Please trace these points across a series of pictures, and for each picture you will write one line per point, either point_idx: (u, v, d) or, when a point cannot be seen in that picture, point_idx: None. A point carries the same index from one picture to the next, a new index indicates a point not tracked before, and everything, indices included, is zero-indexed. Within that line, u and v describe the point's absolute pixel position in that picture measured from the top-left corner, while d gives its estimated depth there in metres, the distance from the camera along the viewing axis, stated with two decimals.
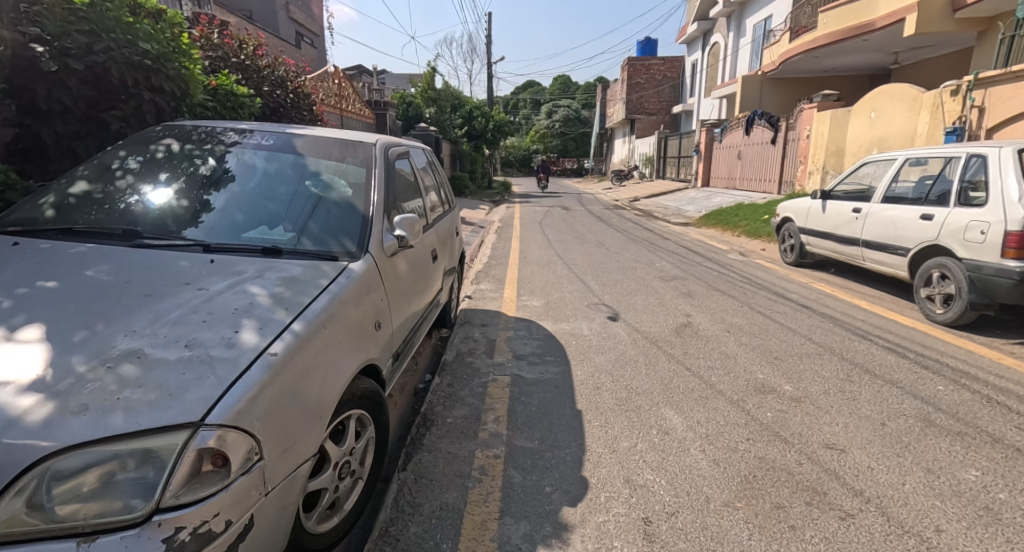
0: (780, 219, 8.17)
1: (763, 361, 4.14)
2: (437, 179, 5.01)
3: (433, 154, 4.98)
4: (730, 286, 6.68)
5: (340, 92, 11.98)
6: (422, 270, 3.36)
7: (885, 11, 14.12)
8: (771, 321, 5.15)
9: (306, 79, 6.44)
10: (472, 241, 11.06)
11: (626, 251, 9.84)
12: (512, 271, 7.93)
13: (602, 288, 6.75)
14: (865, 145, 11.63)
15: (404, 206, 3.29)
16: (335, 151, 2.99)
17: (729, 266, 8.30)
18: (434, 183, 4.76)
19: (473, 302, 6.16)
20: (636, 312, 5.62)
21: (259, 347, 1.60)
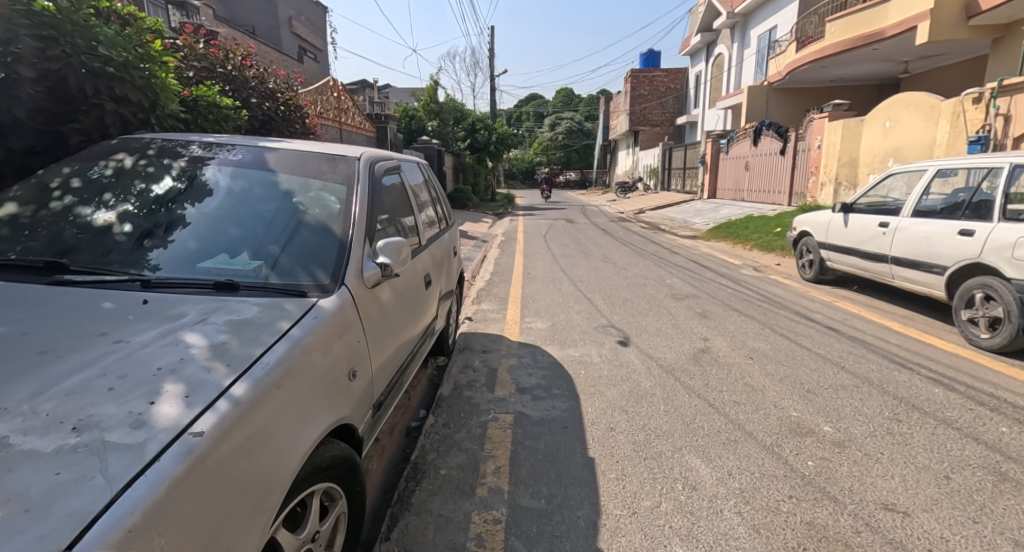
0: (797, 233, 7.78)
1: (794, 395, 3.73)
2: (434, 195, 4.69)
3: (428, 167, 4.66)
4: (748, 306, 6.28)
5: (339, 105, 11.74)
6: (413, 299, 2.99)
7: (896, 19, 13.82)
8: (797, 346, 4.76)
9: (298, 91, 6.12)
10: (474, 256, 10.72)
11: (634, 266, 9.46)
12: (515, 289, 7.55)
13: (612, 308, 6.36)
14: (880, 156, 11.26)
15: (393, 226, 2.93)
16: (313, 166, 2.64)
17: (744, 282, 7.90)
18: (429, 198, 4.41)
19: (473, 324, 5.78)
20: (649, 336, 5.23)
21: (180, 422, 1.22)
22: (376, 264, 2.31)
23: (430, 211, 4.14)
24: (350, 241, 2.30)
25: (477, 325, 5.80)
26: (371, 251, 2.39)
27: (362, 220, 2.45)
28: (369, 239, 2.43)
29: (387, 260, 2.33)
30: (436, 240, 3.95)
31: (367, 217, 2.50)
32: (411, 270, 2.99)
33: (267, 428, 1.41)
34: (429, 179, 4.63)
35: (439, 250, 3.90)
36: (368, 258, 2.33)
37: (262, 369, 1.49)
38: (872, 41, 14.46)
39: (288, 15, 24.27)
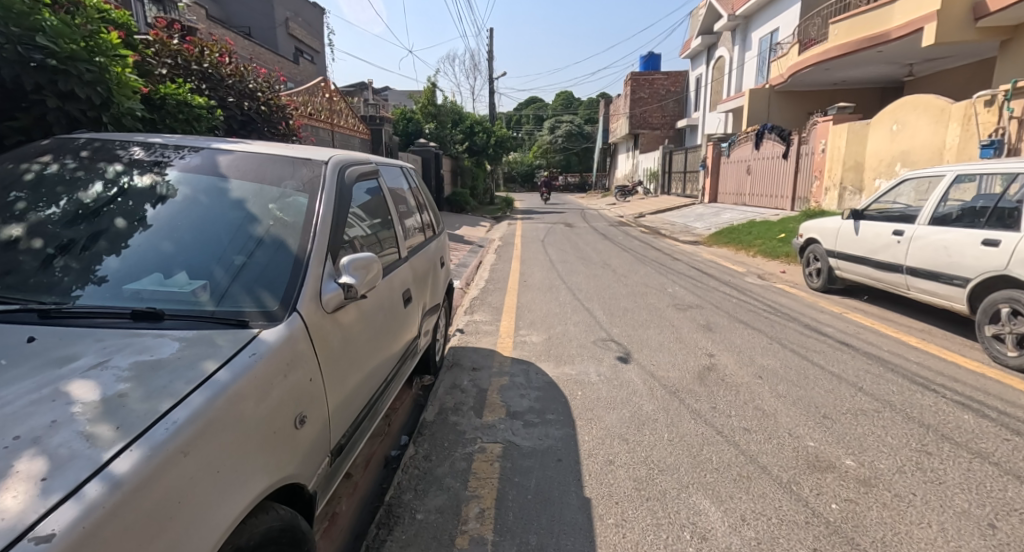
0: (803, 241, 7.48)
1: (810, 421, 3.42)
2: (421, 202, 4.39)
3: (414, 173, 4.37)
4: (755, 318, 5.96)
5: (331, 106, 11.44)
6: (389, 319, 2.68)
7: (901, 21, 13.55)
8: (809, 364, 4.45)
9: (281, 91, 5.83)
10: (470, 262, 10.41)
11: (634, 273, 9.14)
12: (510, 299, 7.23)
13: (611, 320, 6.05)
14: (887, 160, 10.98)
15: (366, 238, 2.64)
16: (273, 170, 2.35)
17: (748, 291, 7.59)
18: (414, 206, 4.11)
19: (465, 338, 5.47)
20: (651, 352, 4.92)
21: (24, 523, 0.90)
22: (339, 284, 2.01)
23: (414, 221, 3.86)
24: (309, 256, 1.99)
25: (468, 338, 5.48)
26: (333, 268, 2.09)
27: (325, 231, 2.14)
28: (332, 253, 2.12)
29: (352, 279, 2.03)
30: (421, 251, 3.66)
31: (332, 227, 2.20)
32: (387, 286, 2.69)
33: (165, 513, 1.08)
34: (416, 185, 4.34)
35: (423, 262, 3.60)
36: (329, 275, 2.03)
37: (167, 430, 1.16)
38: (877, 43, 14.20)
39: (285, 16, 24.04)
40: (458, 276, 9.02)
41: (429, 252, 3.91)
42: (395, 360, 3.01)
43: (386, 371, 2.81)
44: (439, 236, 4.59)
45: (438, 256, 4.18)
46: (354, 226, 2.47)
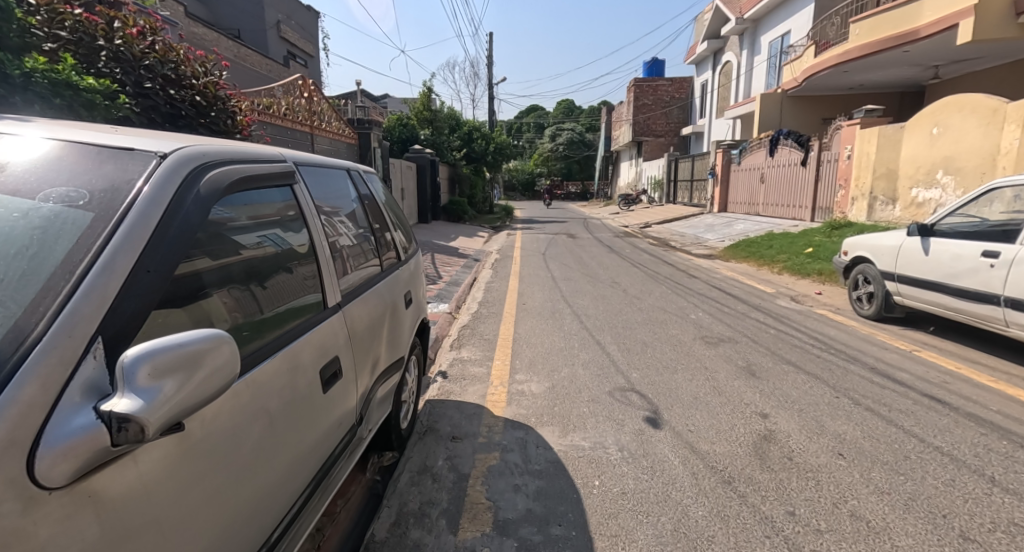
0: (850, 260, 6.44)
1: (943, 545, 2.29)
2: (382, 213, 3.29)
3: (367, 177, 3.32)
4: (805, 358, 4.85)
5: (307, 108, 10.42)
6: (290, 420, 1.58)
7: (931, 18, 12.60)
8: (901, 433, 3.33)
9: (222, 77, 4.75)
10: (462, 280, 9.33)
11: (648, 294, 8.07)
12: (505, 329, 6.14)
13: (629, 362, 4.92)
14: (926, 166, 9.95)
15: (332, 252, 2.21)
16: (46, 166, 1.32)
17: (784, 318, 6.50)
18: (374, 223, 3.05)
19: (447, 387, 4.39)
20: (686, 411, 3.79)
21: None
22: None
23: (366, 235, 2.82)
24: (29, 354, 0.96)
25: (451, 387, 4.40)
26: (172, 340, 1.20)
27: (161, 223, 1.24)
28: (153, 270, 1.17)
29: (134, 403, 0.96)
30: (370, 284, 2.57)
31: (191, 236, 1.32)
32: (288, 364, 1.61)
33: None
34: (374, 193, 3.32)
35: (372, 303, 2.48)
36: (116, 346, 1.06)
37: None
38: (905, 42, 13.17)
39: (276, 19, 23.21)
40: (448, 297, 7.93)
41: (387, 285, 2.79)
42: (323, 460, 1.89)
43: (301, 488, 1.70)
44: (409, 258, 3.51)
45: (402, 289, 3.06)
46: (341, 235, 2.39)
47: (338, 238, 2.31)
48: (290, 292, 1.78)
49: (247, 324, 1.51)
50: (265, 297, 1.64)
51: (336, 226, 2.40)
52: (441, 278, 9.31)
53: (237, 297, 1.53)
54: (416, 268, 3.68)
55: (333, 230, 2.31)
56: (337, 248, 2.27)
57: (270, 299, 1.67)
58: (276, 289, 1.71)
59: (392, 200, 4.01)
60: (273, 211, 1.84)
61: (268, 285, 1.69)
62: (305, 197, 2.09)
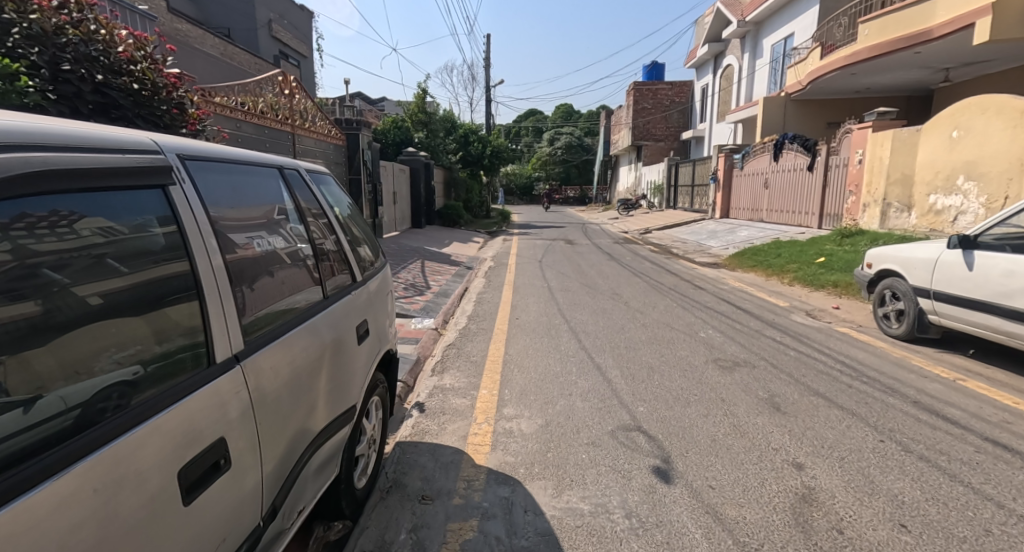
0: (876, 274, 5.88)
1: None
2: (333, 223, 2.67)
3: (316, 181, 2.72)
4: (834, 388, 4.23)
5: (288, 105, 9.85)
6: None
7: (945, 18, 12.09)
8: (973, 495, 2.71)
9: (163, 59, 4.14)
10: (452, 291, 8.71)
11: (651, 307, 7.48)
12: (494, 349, 5.54)
13: (634, 393, 4.31)
14: (945, 171, 9.41)
15: (304, 260, 2.21)
16: None
17: (802, 337, 5.91)
18: (329, 230, 2.58)
19: (421, 424, 3.78)
20: (704, 460, 3.16)
21: None
22: (116, 364, 1.20)
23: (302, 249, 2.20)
24: None
25: (427, 424, 3.79)
26: (133, 357, 1.25)
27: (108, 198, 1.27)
28: (97, 257, 1.22)
29: None
30: (301, 320, 1.95)
31: (149, 230, 1.36)
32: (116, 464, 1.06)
33: None
34: (331, 203, 2.82)
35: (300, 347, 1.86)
36: (22, 312, 1.04)
37: None
38: (917, 42, 12.66)
39: (268, 19, 22.64)
40: (435, 310, 7.31)
41: (331, 317, 2.16)
42: None
43: None
44: (369, 277, 2.91)
45: (358, 318, 2.46)
46: (314, 241, 2.36)
47: (307, 247, 2.26)
48: (272, 295, 1.82)
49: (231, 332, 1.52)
50: (252, 299, 1.68)
51: (312, 233, 2.38)
52: (429, 288, 8.69)
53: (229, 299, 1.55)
54: (381, 289, 3.11)
55: (305, 238, 2.28)
56: (243, 276, 1.67)
57: (255, 301, 1.70)
58: (261, 292, 1.75)
59: (353, 212, 3.42)
60: (260, 215, 1.95)
61: (256, 287, 1.73)
62: (192, 206, 1.51)
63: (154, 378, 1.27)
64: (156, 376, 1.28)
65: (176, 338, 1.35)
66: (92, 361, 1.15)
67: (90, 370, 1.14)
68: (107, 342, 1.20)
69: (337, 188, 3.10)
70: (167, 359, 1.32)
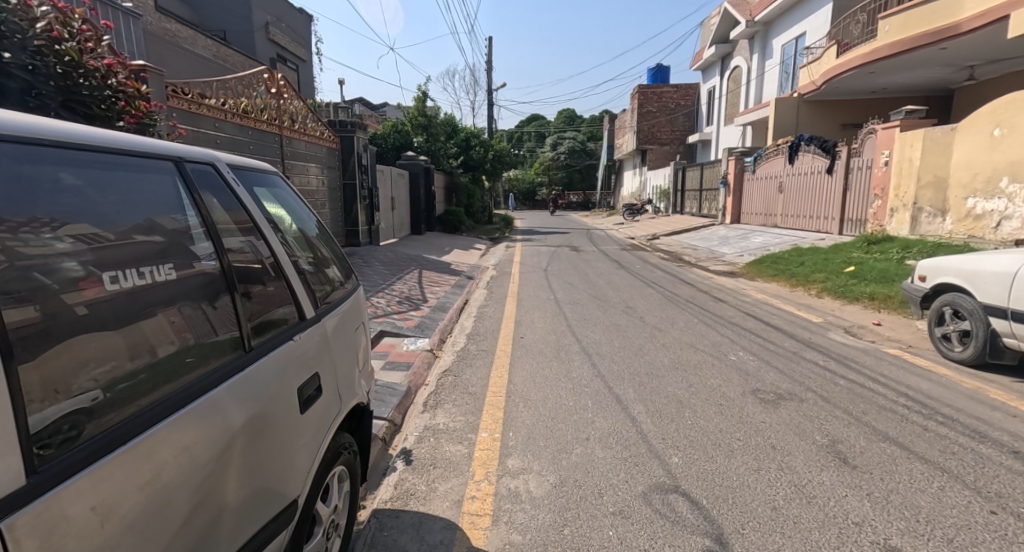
0: (935, 288, 5.18)
1: None
2: (275, 235, 1.94)
3: (249, 176, 1.97)
4: (907, 432, 3.49)
5: (277, 106, 9.17)
6: None
7: (973, 11, 11.42)
8: None
9: (94, 36, 3.48)
10: (451, 304, 8.03)
11: (670, 323, 6.78)
12: (496, 377, 4.83)
13: (665, 438, 3.57)
14: (984, 172, 8.71)
15: (276, 276, 1.85)
16: None
17: (848, 360, 5.17)
18: (276, 244, 1.91)
19: (405, 484, 3.05)
20: (768, 541, 2.44)
21: None
22: (93, 382, 1.08)
23: (207, 266, 1.50)
24: None
25: (413, 483, 3.06)
26: (109, 376, 1.12)
27: (74, 204, 1.16)
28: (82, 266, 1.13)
29: None
30: (191, 396, 1.26)
31: (132, 237, 1.29)
32: None
33: None
34: (283, 218, 2.16)
35: (174, 448, 1.15)
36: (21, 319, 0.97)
37: None
38: (942, 38, 11.99)
39: (265, 21, 22.07)
40: (430, 328, 6.59)
41: (246, 384, 1.43)
42: None
43: None
44: (327, 309, 2.18)
45: (299, 376, 1.71)
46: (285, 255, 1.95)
47: (280, 260, 1.91)
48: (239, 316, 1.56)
49: (195, 348, 1.36)
50: (220, 318, 1.49)
51: (286, 246, 2.03)
52: (425, 302, 7.98)
53: (189, 315, 1.39)
54: (347, 322, 2.37)
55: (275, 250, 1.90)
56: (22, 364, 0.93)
57: (224, 319, 1.51)
58: (225, 311, 1.52)
59: (313, 217, 2.67)
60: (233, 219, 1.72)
61: (220, 304, 1.51)
62: None
63: (114, 403, 1.11)
64: (117, 402, 1.11)
65: (148, 355, 1.23)
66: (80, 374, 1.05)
67: (70, 390, 1.02)
68: (86, 358, 1.08)
69: (281, 184, 2.35)
70: (139, 378, 1.19)
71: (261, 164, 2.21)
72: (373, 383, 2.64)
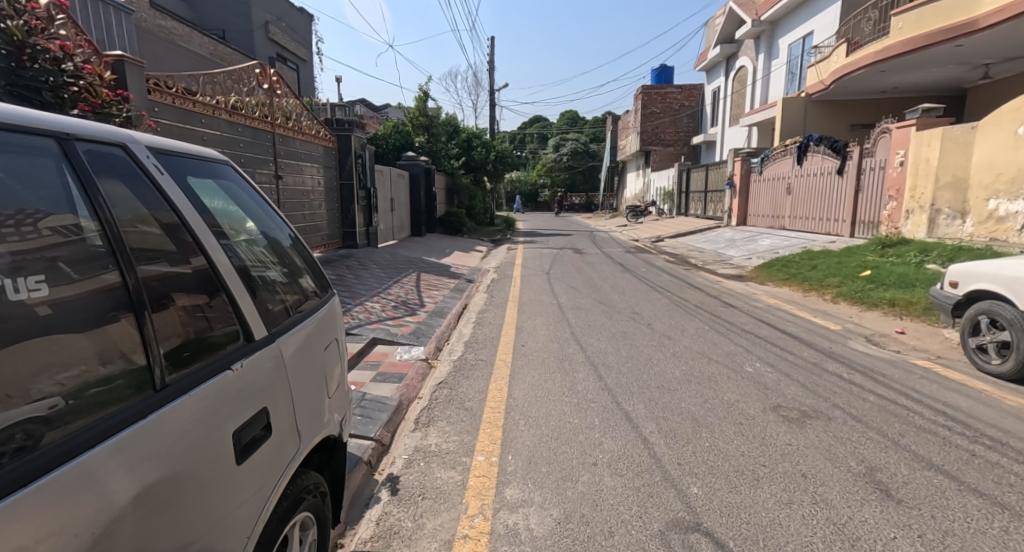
0: (967, 296, 4.83)
1: None
2: (214, 239, 1.56)
3: (178, 165, 1.59)
4: (953, 459, 3.12)
5: (267, 102, 8.79)
6: None
7: (991, 7, 11.06)
8: None
9: (48, 19, 3.15)
10: (450, 309, 7.68)
11: (680, 330, 6.41)
12: (495, 390, 4.48)
13: (681, 464, 3.20)
14: (1007, 173, 8.35)
15: (216, 288, 1.48)
16: None
17: (874, 372, 4.80)
18: (213, 248, 1.53)
19: (388, 519, 2.68)
20: None
21: None
22: (55, 387, 0.99)
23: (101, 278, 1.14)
24: None
25: (398, 518, 2.70)
26: (77, 382, 1.03)
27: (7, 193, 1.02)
28: (52, 260, 1.07)
29: None
30: (58, 459, 0.91)
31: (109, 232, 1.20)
32: None
33: None
34: (234, 218, 1.80)
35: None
36: None
37: None
38: (958, 34, 11.61)
39: (264, 20, 21.79)
40: (426, 335, 6.22)
41: (139, 438, 1.05)
42: None
43: None
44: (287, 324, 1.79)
45: (230, 417, 1.32)
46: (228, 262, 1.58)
47: (221, 268, 1.53)
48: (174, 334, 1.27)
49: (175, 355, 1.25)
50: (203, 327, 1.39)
51: (234, 251, 1.66)
52: (422, 307, 7.62)
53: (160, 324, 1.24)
54: (315, 336, 1.98)
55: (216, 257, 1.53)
56: None
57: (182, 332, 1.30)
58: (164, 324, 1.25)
59: (278, 213, 2.29)
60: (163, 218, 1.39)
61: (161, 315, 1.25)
62: None
63: (80, 411, 1.00)
64: (81, 409, 1.01)
65: (121, 362, 1.12)
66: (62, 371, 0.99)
67: (26, 394, 0.94)
68: (46, 363, 0.99)
69: (227, 172, 1.96)
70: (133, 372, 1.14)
71: (196, 148, 1.82)
72: (351, 413, 2.24)
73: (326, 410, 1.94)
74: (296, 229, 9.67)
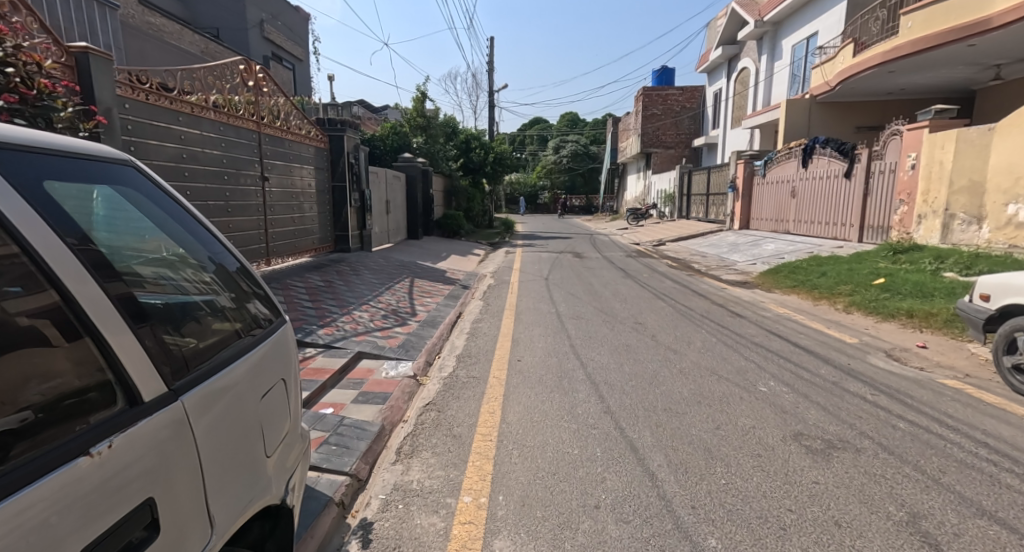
0: (999, 313, 4.48)
1: None
2: (74, 263, 1.07)
3: (20, 159, 1.12)
4: (1007, 504, 2.73)
5: (252, 100, 8.39)
6: None
7: (1006, 5, 10.70)
8: None
9: None
10: (443, 318, 7.30)
11: (686, 343, 6.02)
12: (487, 413, 4.10)
13: (695, 507, 2.81)
14: None
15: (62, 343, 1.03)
16: None
17: (900, 393, 4.41)
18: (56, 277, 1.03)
19: None
20: None
21: None
22: (40, 396, 0.98)
23: None
24: None
25: None
26: (56, 392, 1.00)
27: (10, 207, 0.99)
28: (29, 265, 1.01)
29: None
30: None
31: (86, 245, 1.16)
32: None
33: None
34: (120, 236, 1.38)
35: None
36: None
37: None
38: (970, 33, 11.26)
39: (260, 18, 21.41)
40: (416, 348, 5.82)
41: None
42: None
43: None
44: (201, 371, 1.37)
45: (76, 529, 0.88)
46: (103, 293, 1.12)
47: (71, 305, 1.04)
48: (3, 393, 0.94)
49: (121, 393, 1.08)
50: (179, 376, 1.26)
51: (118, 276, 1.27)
52: (413, 316, 7.23)
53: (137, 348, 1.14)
54: (248, 382, 1.55)
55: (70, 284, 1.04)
56: None
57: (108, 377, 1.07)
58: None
59: (211, 234, 1.90)
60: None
61: None
62: None
63: (54, 423, 0.96)
64: (55, 420, 0.96)
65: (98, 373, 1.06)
66: (13, 392, 0.95)
67: (15, 402, 0.94)
68: (29, 374, 1.00)
69: (125, 177, 1.54)
70: (72, 404, 1.00)
71: (76, 142, 1.39)
72: (296, 487, 1.80)
73: (259, 478, 1.51)
74: (285, 232, 9.31)
